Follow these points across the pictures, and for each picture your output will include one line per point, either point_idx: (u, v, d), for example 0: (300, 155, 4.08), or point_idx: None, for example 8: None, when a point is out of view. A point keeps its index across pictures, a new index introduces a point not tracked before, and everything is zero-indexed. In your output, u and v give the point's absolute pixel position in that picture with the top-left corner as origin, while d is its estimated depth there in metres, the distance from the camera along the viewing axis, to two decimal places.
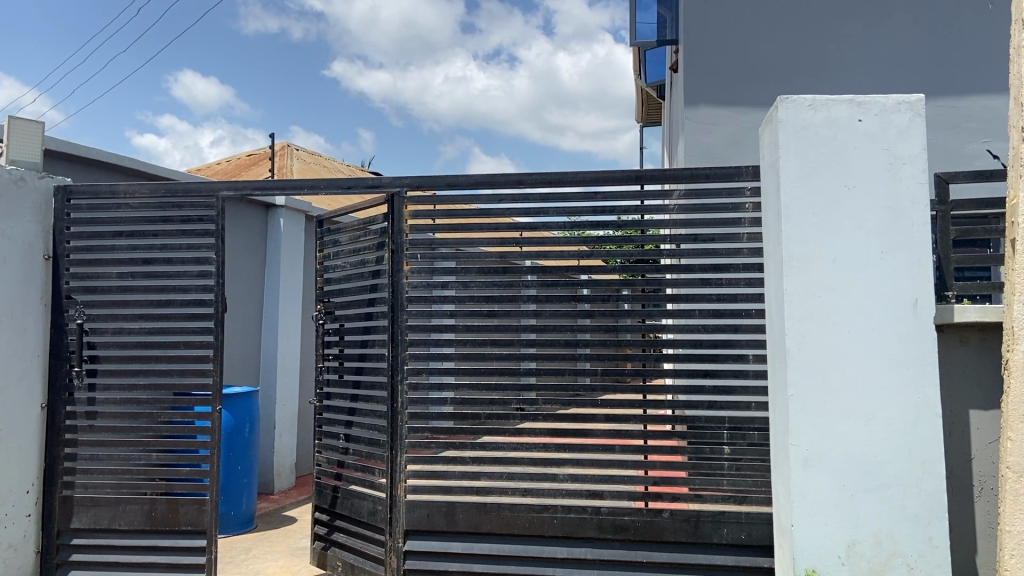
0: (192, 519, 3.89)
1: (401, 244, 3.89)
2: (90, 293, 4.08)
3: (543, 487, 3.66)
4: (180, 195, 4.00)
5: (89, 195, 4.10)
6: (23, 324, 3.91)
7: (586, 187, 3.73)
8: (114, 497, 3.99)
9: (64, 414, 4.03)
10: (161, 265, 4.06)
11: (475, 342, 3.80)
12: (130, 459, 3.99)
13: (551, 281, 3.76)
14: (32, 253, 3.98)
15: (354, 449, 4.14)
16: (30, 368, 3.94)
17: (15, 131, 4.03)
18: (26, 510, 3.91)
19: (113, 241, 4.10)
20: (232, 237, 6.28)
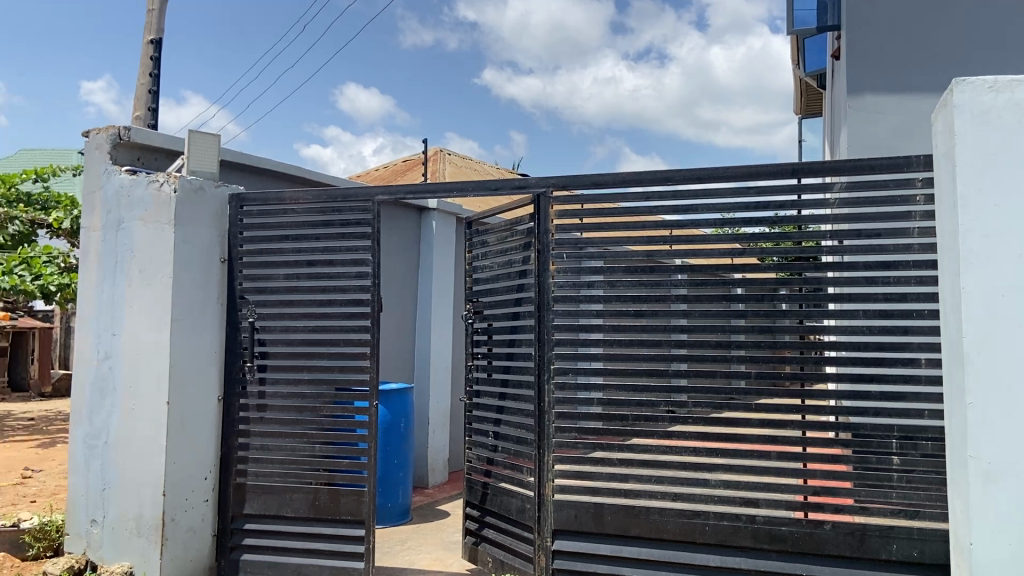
0: (352, 509, 4.10)
1: (547, 245, 3.89)
2: (260, 293, 4.37)
3: (694, 493, 3.56)
4: (340, 200, 4.23)
5: (259, 203, 4.38)
6: (202, 323, 4.25)
7: (738, 182, 3.59)
8: (280, 485, 4.25)
9: (239, 406, 4.34)
10: (322, 266, 4.29)
11: (623, 342, 3.74)
12: (296, 450, 4.25)
13: (701, 280, 3.65)
14: (209, 257, 4.31)
15: (503, 447, 4.19)
16: (208, 364, 4.28)
17: (194, 145, 4.38)
18: (203, 495, 4.24)
19: (279, 244, 4.37)
20: (388, 239, 6.55)
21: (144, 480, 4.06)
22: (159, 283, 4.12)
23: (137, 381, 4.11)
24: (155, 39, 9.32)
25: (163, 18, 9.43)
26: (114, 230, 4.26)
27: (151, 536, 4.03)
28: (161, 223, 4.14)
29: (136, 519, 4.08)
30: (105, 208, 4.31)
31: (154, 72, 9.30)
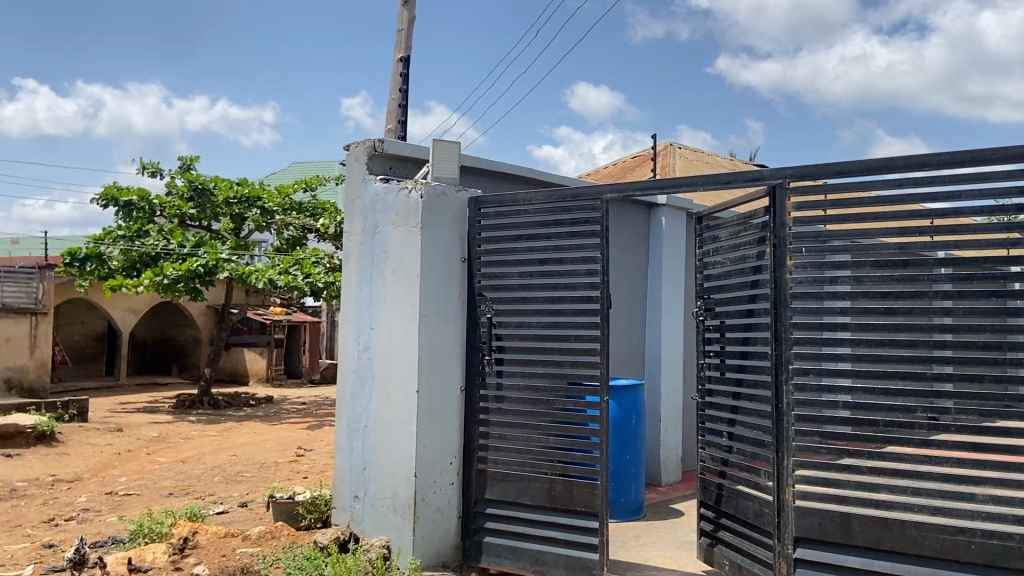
0: (586, 501, 4.21)
1: (784, 238, 3.71)
2: (496, 290, 4.58)
3: (958, 508, 3.28)
4: (571, 199, 4.35)
5: (495, 204, 4.59)
6: (445, 319, 4.54)
7: (1012, 164, 3.21)
8: (518, 473, 4.44)
9: (478, 396, 4.57)
10: (554, 265, 4.42)
11: (872, 342, 3.49)
12: (532, 441, 4.42)
13: (966, 274, 3.32)
14: (451, 257, 4.59)
15: (739, 449, 4.06)
16: (452, 357, 4.56)
17: (439, 153, 4.67)
18: (450, 479, 4.53)
19: (514, 244, 4.55)
20: (617, 237, 6.60)
21: (399, 462, 4.44)
22: (409, 282, 4.48)
23: (392, 370, 4.51)
24: (403, 56, 10.09)
25: (410, 36, 10.19)
26: (370, 233, 4.69)
27: (406, 514, 4.39)
28: (410, 226, 4.50)
29: (392, 497, 4.47)
30: (362, 214, 4.75)
31: (403, 87, 10.08)
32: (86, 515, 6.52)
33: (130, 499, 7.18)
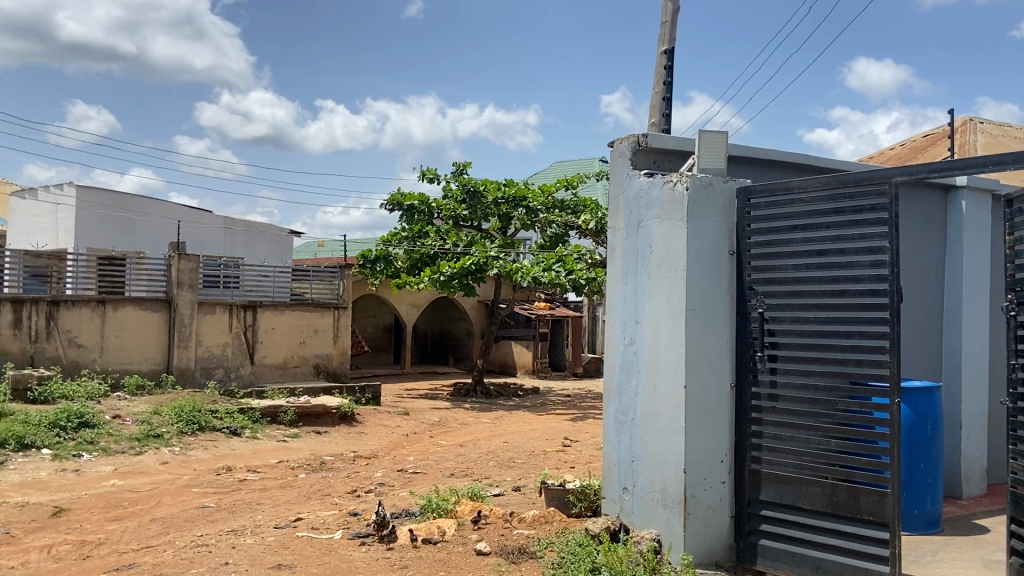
0: (874, 510, 3.94)
1: None
2: (769, 284, 4.36)
3: None
4: (854, 185, 4.09)
5: (768, 193, 4.39)
6: (713, 313, 4.43)
7: None
8: (796, 477, 4.21)
9: (750, 394, 4.41)
10: (834, 255, 4.16)
11: None
12: (811, 443, 4.17)
13: None
14: (719, 249, 4.45)
15: None
16: (721, 353, 4.43)
17: (704, 144, 4.53)
18: (721, 477, 4.43)
19: (789, 234, 4.31)
20: (907, 224, 6.02)
21: (667, 458, 4.42)
22: (675, 276, 4.44)
23: (658, 365, 4.51)
24: (667, 49, 10.02)
25: (674, 28, 10.08)
26: (635, 228, 4.73)
27: (676, 509, 4.37)
28: (675, 220, 4.46)
29: (661, 491, 4.48)
30: (626, 210, 4.82)
31: (666, 79, 10.00)
32: (382, 488, 7.28)
33: (418, 476, 7.90)
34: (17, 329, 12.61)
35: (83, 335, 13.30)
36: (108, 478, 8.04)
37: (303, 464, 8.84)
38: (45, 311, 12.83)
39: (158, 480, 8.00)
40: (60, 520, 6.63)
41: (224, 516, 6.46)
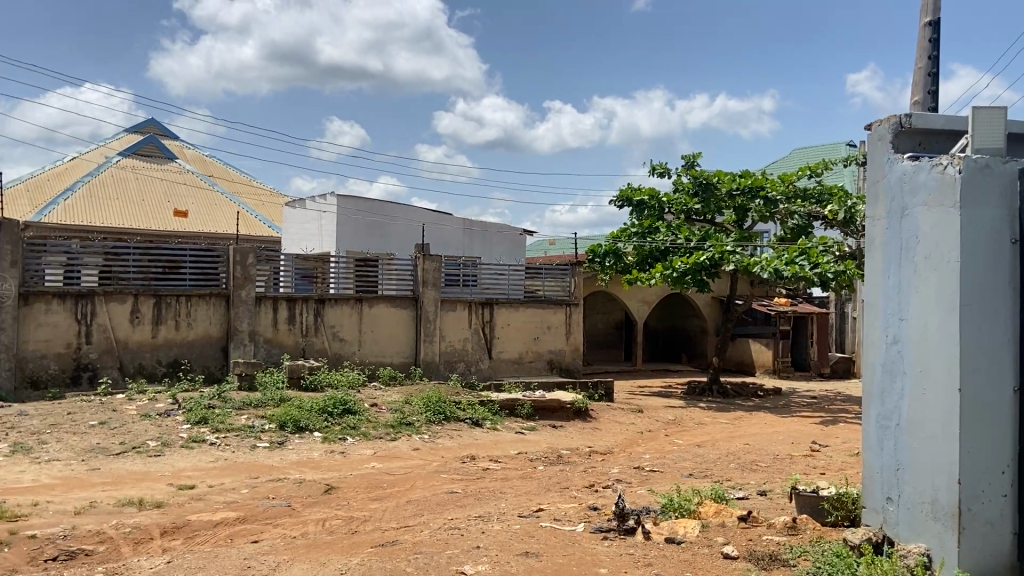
0: None
1: None
2: None
3: None
4: None
5: None
6: (993, 307, 3.99)
7: None
8: None
9: None
10: None
11: None
12: None
13: None
14: (999, 236, 4.01)
15: None
16: (1002, 352, 3.97)
17: (979, 122, 4.12)
18: (1003, 490, 3.97)
19: None
20: None
21: (939, 464, 4.03)
22: (945, 267, 4.05)
23: (928, 364, 4.14)
24: (931, 20, 9.17)
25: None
26: (898, 216, 4.40)
27: (947, 522, 3.98)
28: (945, 205, 4.06)
29: (932, 503, 4.10)
30: (887, 196, 4.49)
31: (931, 53, 9.12)
32: (620, 484, 7.33)
33: (656, 475, 7.87)
34: (291, 324, 14.14)
35: (344, 330, 14.68)
36: (369, 461, 8.84)
37: (542, 457, 9.15)
38: (313, 307, 14.32)
39: (412, 465, 8.67)
40: (331, 497, 7.38)
41: (471, 502, 6.86)
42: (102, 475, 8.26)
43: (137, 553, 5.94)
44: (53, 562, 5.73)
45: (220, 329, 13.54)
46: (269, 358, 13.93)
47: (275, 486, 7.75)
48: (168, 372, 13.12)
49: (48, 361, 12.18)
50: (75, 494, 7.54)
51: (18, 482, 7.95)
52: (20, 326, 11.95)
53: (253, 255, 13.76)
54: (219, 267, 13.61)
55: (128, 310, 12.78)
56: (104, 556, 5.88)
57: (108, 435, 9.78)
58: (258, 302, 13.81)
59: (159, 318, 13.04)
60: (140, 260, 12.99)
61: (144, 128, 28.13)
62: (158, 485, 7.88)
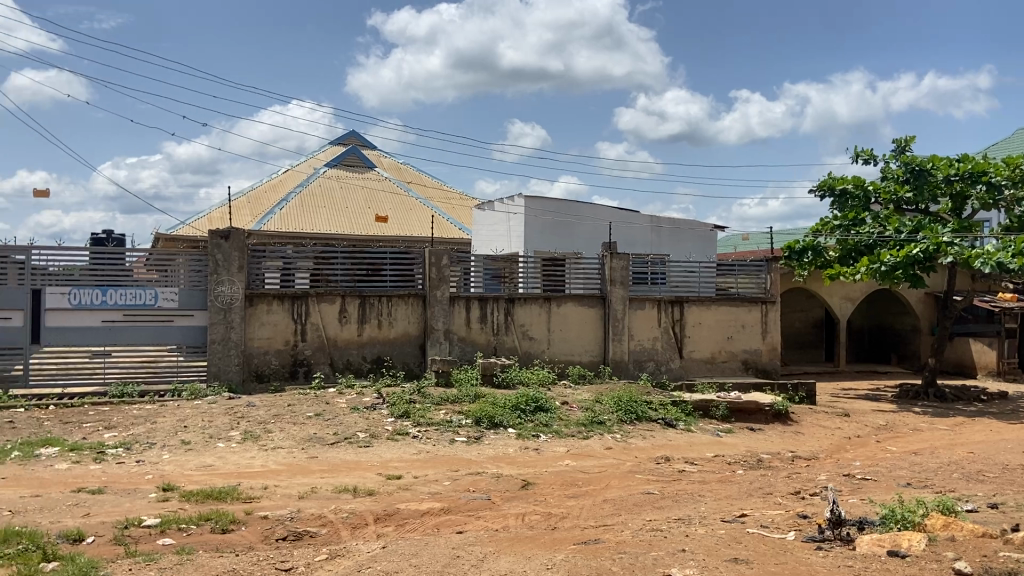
0: None
1: None
2: None
3: None
4: None
5: None
6: None
7: None
8: None
9: None
10: None
11: None
12: None
13: None
14: None
15: None
16: None
17: None
18: None
19: None
20: None
21: None
22: None
23: None
24: None
25: None
26: None
27: None
28: None
29: None
30: None
31: None
32: (828, 492, 6.96)
33: (868, 483, 7.39)
34: (483, 323, 14.64)
35: (534, 329, 14.99)
36: (564, 459, 8.98)
37: (740, 461, 8.88)
38: (504, 307, 14.73)
39: (605, 464, 8.71)
40: (529, 492, 7.58)
41: (670, 505, 6.80)
42: (320, 462, 8.97)
43: (355, 536, 6.41)
44: (283, 540, 6.31)
45: (418, 328, 14.28)
46: (464, 356, 14.50)
47: (475, 480, 8.07)
48: (373, 368, 14.01)
49: (270, 356, 13.41)
50: (298, 479, 8.25)
51: (250, 467, 8.81)
52: (247, 325, 13.24)
53: (447, 256, 14.39)
54: (416, 269, 14.37)
55: (337, 310, 13.78)
56: (326, 538, 6.39)
57: (324, 426, 10.61)
58: (452, 302, 14.43)
59: (364, 318, 13.95)
60: (346, 263, 13.96)
61: (347, 140, 30.22)
62: (369, 474, 8.44)
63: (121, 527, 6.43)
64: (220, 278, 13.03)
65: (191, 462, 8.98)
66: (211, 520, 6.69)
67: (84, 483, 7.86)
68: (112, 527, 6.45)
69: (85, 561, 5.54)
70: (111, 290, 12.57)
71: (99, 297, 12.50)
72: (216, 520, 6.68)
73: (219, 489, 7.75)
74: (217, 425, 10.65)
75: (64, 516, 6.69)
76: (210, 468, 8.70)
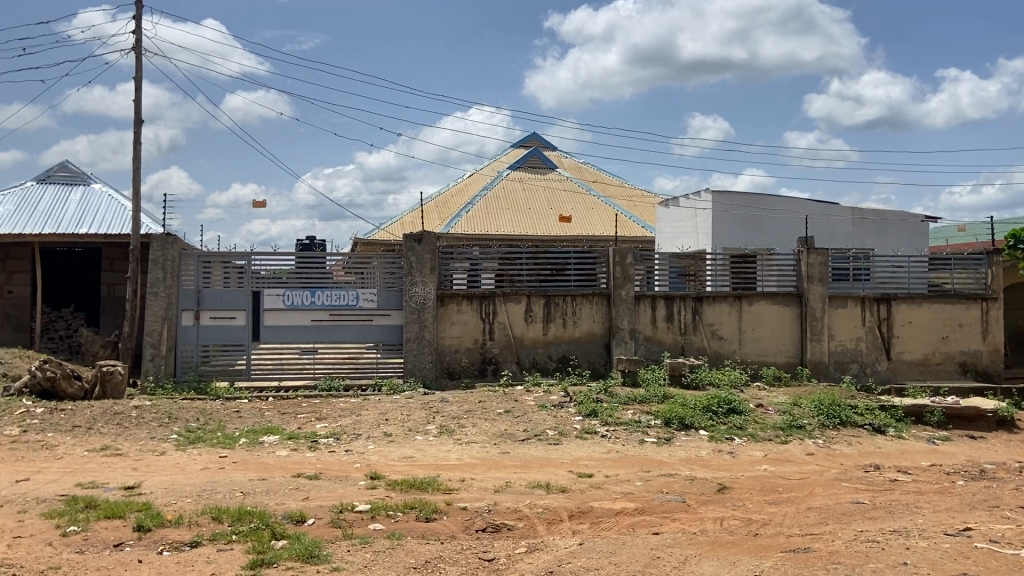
0: None
1: None
2: None
3: None
4: None
5: None
6: None
7: None
8: None
9: None
10: None
11: None
12: None
13: None
14: None
15: None
16: None
17: None
18: None
19: None
20: None
21: None
22: None
23: None
24: None
25: None
26: None
27: None
28: None
29: None
30: None
31: None
32: None
33: None
34: (669, 322, 14.43)
35: (723, 328, 14.57)
36: (761, 463, 8.66)
37: (961, 471, 8.15)
38: (691, 306, 14.44)
39: (807, 470, 8.30)
40: (726, 496, 7.38)
41: (883, 515, 6.37)
42: (513, 458, 9.21)
43: (551, 532, 6.52)
44: (483, 532, 6.53)
45: (603, 327, 14.30)
46: (650, 356, 14.35)
47: (668, 481, 7.96)
48: (559, 366, 14.19)
49: (460, 354, 13.94)
50: (493, 473, 8.51)
51: (448, 459, 9.21)
52: (438, 324, 13.84)
53: (632, 255, 14.29)
54: (600, 268, 14.39)
55: (523, 309, 14.08)
56: (524, 532, 6.54)
57: (514, 422, 10.88)
58: (637, 301, 14.33)
59: (549, 317, 14.16)
60: (530, 263, 14.23)
61: (528, 142, 30.86)
62: (561, 471, 8.56)
63: (337, 511, 6.93)
64: (414, 279, 13.69)
65: (394, 453, 9.52)
66: (415, 508, 7.05)
67: (302, 469, 8.56)
68: (329, 510, 6.97)
69: (309, 541, 6.02)
70: (319, 291, 13.58)
71: (309, 297, 13.54)
72: (420, 508, 7.03)
73: (421, 480, 8.16)
74: (415, 418, 11.23)
75: (287, 499, 7.31)
76: (411, 459, 9.18)
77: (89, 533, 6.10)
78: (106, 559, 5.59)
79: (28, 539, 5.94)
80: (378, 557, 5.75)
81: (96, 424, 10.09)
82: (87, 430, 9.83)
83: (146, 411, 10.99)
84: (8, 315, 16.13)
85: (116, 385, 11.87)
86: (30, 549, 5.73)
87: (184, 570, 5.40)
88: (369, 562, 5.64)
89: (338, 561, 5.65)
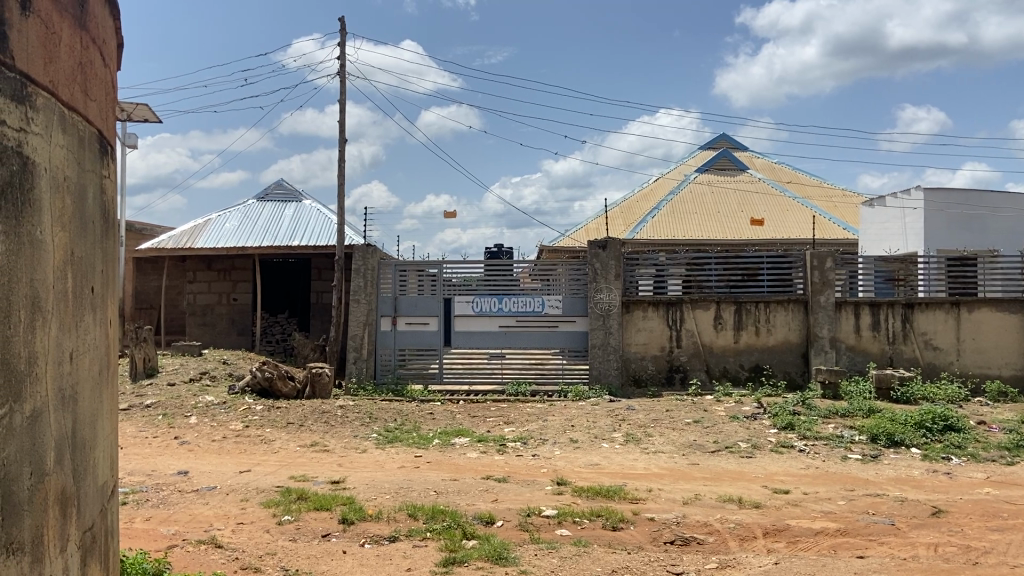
0: None
1: None
2: None
3: None
4: None
5: None
6: None
7: None
8: None
9: None
10: None
11: None
12: None
13: None
14: None
15: None
16: None
17: None
18: None
19: None
20: None
21: None
22: None
23: None
24: None
25: None
26: None
27: None
28: None
29: None
30: None
31: None
32: None
33: None
34: (875, 330, 13.42)
35: (938, 338, 13.38)
36: (983, 486, 7.81)
37: None
38: (900, 313, 13.38)
39: None
40: (941, 521, 6.71)
41: None
42: (703, 470, 8.92)
43: (744, 549, 6.24)
44: (671, 544, 6.36)
45: (799, 335, 13.55)
46: (854, 366, 13.42)
47: (874, 502, 7.37)
48: (751, 376, 13.60)
49: (647, 361, 13.75)
50: (681, 485, 8.29)
51: (634, 468, 9.09)
52: (624, 331, 13.73)
53: (832, 259, 13.44)
54: (796, 273, 13.65)
55: (712, 316, 13.65)
56: (714, 547, 6.31)
57: (702, 433, 10.56)
58: (839, 308, 13.45)
59: (740, 324, 13.63)
60: (720, 268, 13.73)
61: (716, 143, 29.98)
62: (754, 486, 8.17)
63: (524, 515, 7.04)
64: (600, 285, 13.66)
65: (580, 459, 9.54)
66: (602, 516, 7.01)
67: (491, 471, 8.79)
68: (517, 513, 7.09)
69: (498, 542, 6.16)
70: (506, 298, 13.89)
71: (497, 304, 13.90)
72: (606, 516, 6.98)
73: (607, 488, 8.11)
74: (601, 426, 11.19)
75: (477, 500, 7.53)
76: (598, 466, 9.16)
77: (301, 523, 6.61)
78: (315, 547, 6.02)
79: (250, 525, 6.53)
80: (565, 563, 5.76)
81: (307, 422, 10.93)
82: (299, 427, 10.67)
83: (349, 410, 11.76)
84: (234, 320, 17.90)
85: (324, 385, 12.81)
86: (251, 535, 6.29)
87: (383, 563, 5.70)
88: (557, 567, 5.68)
89: (526, 564, 5.74)
